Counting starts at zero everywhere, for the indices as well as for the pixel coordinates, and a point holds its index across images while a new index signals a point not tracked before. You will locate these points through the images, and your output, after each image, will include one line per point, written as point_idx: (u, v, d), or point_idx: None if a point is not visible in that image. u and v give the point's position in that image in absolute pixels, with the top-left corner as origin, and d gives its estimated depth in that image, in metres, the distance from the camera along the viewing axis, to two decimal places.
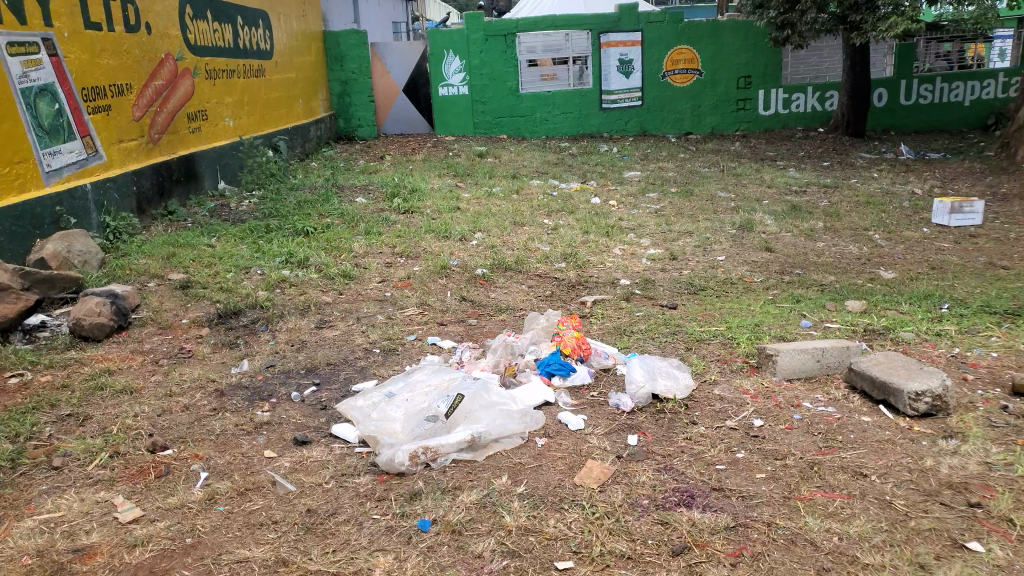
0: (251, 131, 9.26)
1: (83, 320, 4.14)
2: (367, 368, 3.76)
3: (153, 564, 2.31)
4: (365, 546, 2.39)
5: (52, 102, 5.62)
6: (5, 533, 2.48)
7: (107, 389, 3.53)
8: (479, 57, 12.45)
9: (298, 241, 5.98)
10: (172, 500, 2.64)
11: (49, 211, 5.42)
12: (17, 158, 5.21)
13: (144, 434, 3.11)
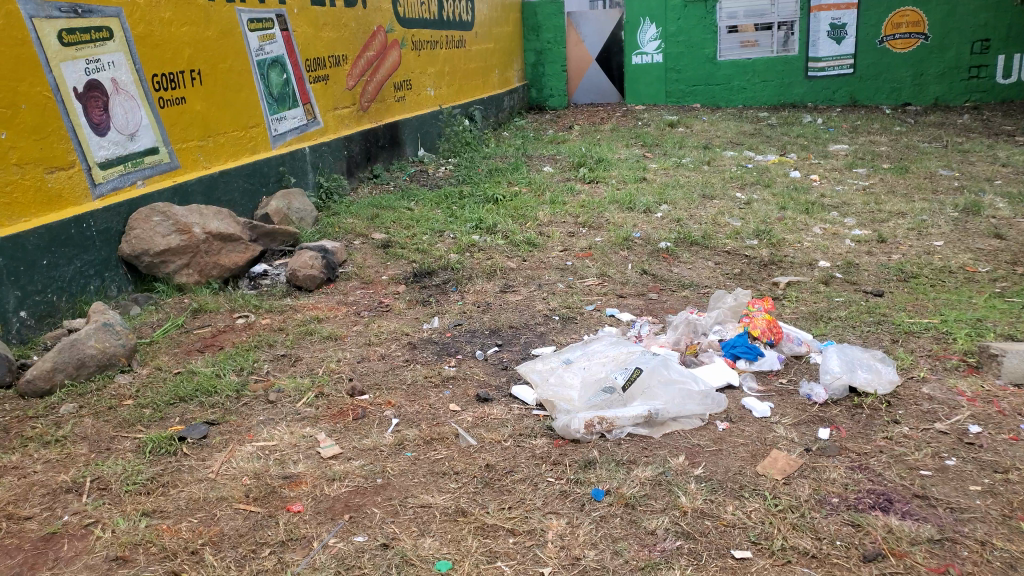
0: (450, 100, 9.64)
1: (298, 272, 4.55)
2: (546, 335, 3.82)
3: (349, 498, 2.52)
4: (539, 507, 2.45)
5: (281, 72, 6.16)
6: (231, 454, 2.81)
7: (316, 335, 3.87)
8: (677, 24, 12.11)
9: (489, 207, 6.15)
10: (366, 441, 2.85)
11: (275, 171, 5.98)
12: (251, 122, 5.79)
13: (345, 377, 3.38)
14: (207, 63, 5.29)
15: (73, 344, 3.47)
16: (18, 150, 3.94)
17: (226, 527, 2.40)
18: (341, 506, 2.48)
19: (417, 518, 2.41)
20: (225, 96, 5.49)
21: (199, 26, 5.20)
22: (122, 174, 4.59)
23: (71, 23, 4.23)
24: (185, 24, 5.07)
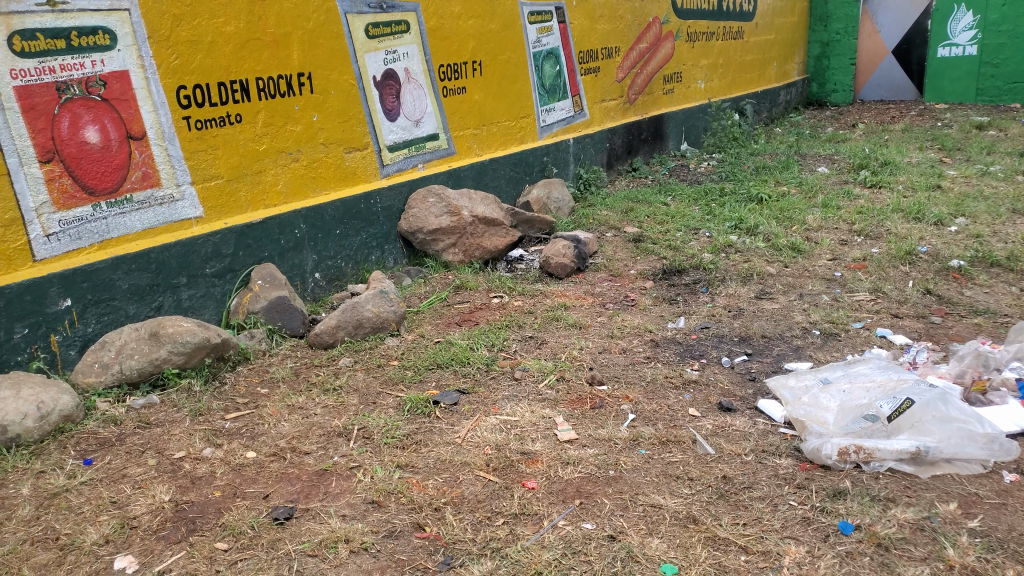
0: (721, 94, 9.33)
1: (552, 259, 4.70)
2: (802, 349, 3.57)
3: (580, 485, 2.56)
4: (777, 530, 2.30)
5: (555, 64, 6.38)
6: (475, 423, 2.99)
7: (562, 321, 3.97)
8: (1000, 11, 10.56)
9: (751, 207, 5.87)
10: (602, 432, 2.87)
11: (540, 160, 6.23)
12: (523, 112, 6.07)
13: (586, 366, 3.43)
14: (488, 55, 5.63)
15: (354, 306, 3.91)
16: (325, 131, 4.51)
17: (466, 491, 2.56)
18: (573, 491, 2.53)
19: (647, 517, 2.38)
20: (502, 87, 5.81)
21: (484, 19, 5.55)
22: (406, 156, 5.06)
23: (377, 17, 4.74)
24: (473, 18, 5.44)
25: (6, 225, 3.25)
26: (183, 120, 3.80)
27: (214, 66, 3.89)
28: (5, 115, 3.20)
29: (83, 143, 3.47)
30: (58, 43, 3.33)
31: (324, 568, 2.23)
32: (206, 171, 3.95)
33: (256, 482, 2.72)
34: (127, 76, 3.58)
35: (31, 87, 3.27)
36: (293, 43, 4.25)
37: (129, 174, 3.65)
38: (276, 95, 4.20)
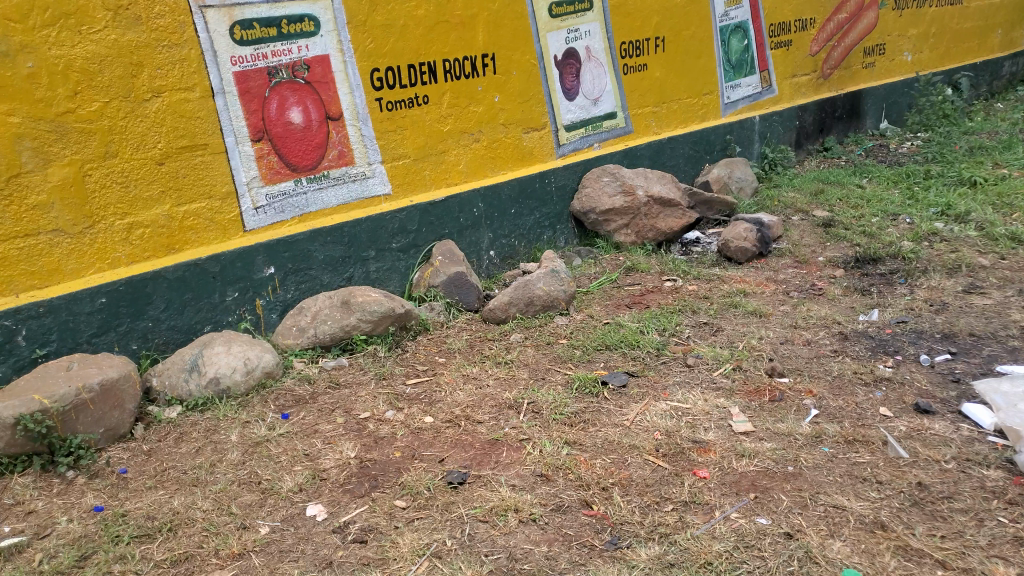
0: (932, 66, 8.48)
1: (730, 243, 4.51)
2: (1019, 352, 3.19)
3: (755, 478, 2.45)
4: (982, 547, 2.08)
5: (742, 39, 6.08)
6: (645, 407, 2.95)
7: (740, 308, 3.81)
8: None
9: (961, 192, 5.30)
10: (781, 426, 2.73)
11: (722, 139, 5.99)
12: (705, 90, 5.85)
13: (765, 356, 3.27)
14: (671, 30, 5.47)
15: (526, 284, 3.96)
16: (506, 111, 4.60)
17: (635, 473, 2.53)
18: (747, 484, 2.43)
19: (828, 518, 2.24)
20: (684, 63, 5.63)
21: None
22: (583, 136, 5.06)
23: None
24: None
25: (223, 198, 3.61)
26: (375, 101, 4.03)
27: (405, 49, 4.08)
28: (225, 98, 3.54)
29: (289, 124, 3.76)
30: (270, 32, 3.63)
31: (495, 535, 2.30)
32: (395, 150, 4.16)
33: (432, 447, 2.86)
34: (327, 61, 3.84)
35: (247, 72, 3.59)
36: (479, 25, 4.36)
37: (327, 152, 3.92)
38: (461, 76, 4.33)
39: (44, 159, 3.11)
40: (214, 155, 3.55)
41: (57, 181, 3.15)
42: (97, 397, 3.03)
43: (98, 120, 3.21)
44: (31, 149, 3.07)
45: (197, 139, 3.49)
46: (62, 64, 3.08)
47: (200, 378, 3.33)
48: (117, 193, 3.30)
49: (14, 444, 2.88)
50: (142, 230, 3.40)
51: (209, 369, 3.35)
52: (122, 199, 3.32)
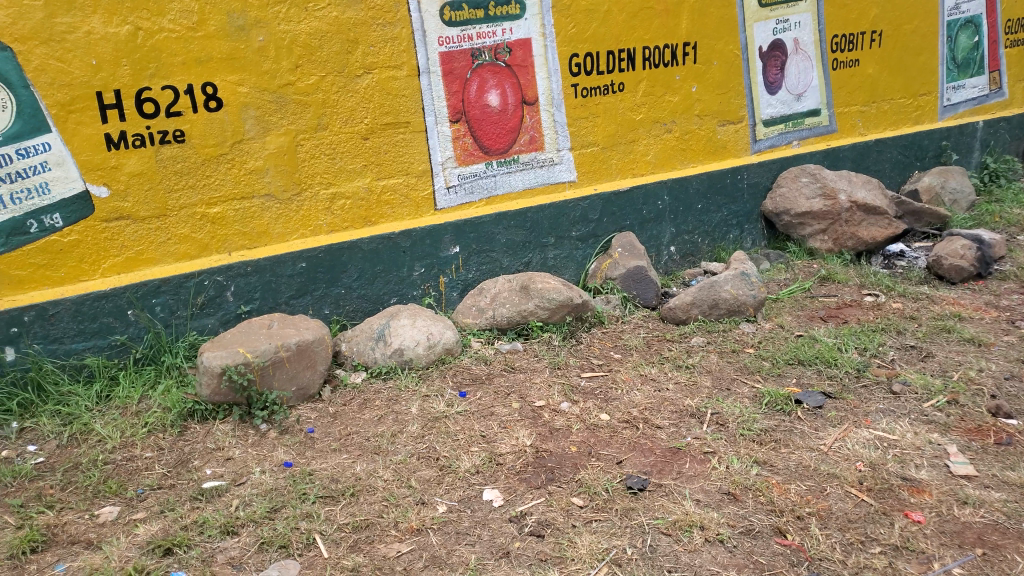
0: None
1: (943, 260, 4.10)
2: None
3: (982, 531, 2.26)
4: None
5: (973, 35, 5.51)
6: (844, 434, 2.81)
7: (955, 334, 3.46)
8: None
9: None
10: (1012, 474, 2.49)
11: (936, 144, 5.47)
12: (922, 90, 5.35)
13: (986, 393, 2.97)
14: (892, 24, 5.05)
15: (712, 285, 3.83)
16: (702, 103, 4.53)
17: (834, 505, 2.43)
18: (972, 536, 2.25)
19: None
20: (902, 60, 5.18)
21: None
22: (781, 132, 4.84)
23: None
24: None
25: (418, 176, 3.95)
26: (571, 87, 4.16)
27: (606, 35, 4.17)
28: (429, 78, 3.86)
29: (486, 107, 4.00)
30: (477, 14, 3.88)
31: (679, 550, 2.30)
32: (584, 138, 4.26)
33: (610, 446, 2.91)
34: (529, 44, 4.02)
35: (452, 53, 3.88)
36: (683, 12, 4.33)
37: (519, 137, 4.11)
38: (659, 65, 4.34)
39: (265, 128, 3.59)
40: (413, 133, 3.88)
41: (274, 149, 3.62)
42: (292, 355, 3.30)
43: (313, 94, 3.64)
44: (254, 118, 3.56)
45: (400, 117, 3.84)
46: (288, 39, 3.53)
47: (386, 347, 3.59)
48: (324, 163, 3.73)
49: (219, 392, 3.22)
50: (344, 202, 3.82)
51: (394, 341, 3.60)
52: (328, 170, 3.75)
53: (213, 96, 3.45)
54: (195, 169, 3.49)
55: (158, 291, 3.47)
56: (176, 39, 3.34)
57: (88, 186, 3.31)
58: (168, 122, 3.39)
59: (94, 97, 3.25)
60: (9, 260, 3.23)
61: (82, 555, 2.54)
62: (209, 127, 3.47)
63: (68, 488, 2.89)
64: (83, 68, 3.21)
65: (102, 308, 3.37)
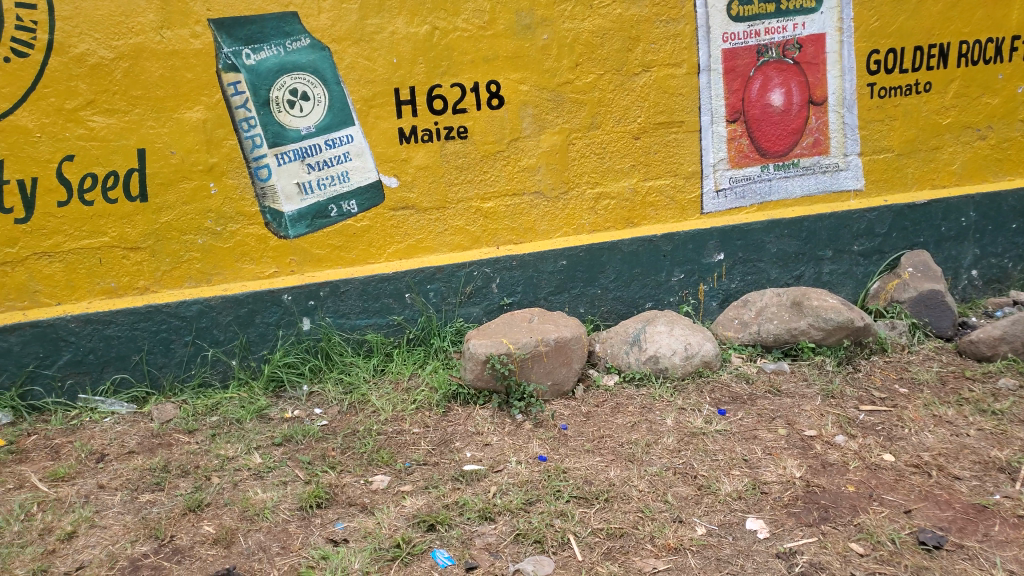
0: None
1: None
2: None
3: None
4: None
5: None
6: None
7: None
8: None
9: None
10: None
11: None
12: None
13: None
14: None
15: None
16: None
17: None
18: None
19: None
20: None
21: None
22: None
23: None
24: None
25: (687, 177, 4.11)
26: (868, 86, 4.15)
27: (913, 30, 4.13)
28: (710, 76, 4.00)
29: (767, 106, 4.08)
30: (768, 9, 3.98)
31: None
32: (878, 142, 4.24)
33: (895, 492, 2.84)
34: (822, 39, 4.07)
35: (736, 50, 4.00)
36: (1014, 4, 4.25)
37: (801, 139, 4.16)
38: (975, 62, 4.25)
39: (540, 126, 3.92)
40: (686, 133, 4.05)
41: (547, 147, 3.94)
42: (550, 351, 3.63)
43: (590, 93, 3.92)
44: (531, 117, 3.90)
45: (675, 116, 4.02)
46: (571, 36, 3.82)
47: (640, 353, 3.77)
48: (593, 163, 4.01)
49: (481, 377, 3.60)
50: (607, 202, 4.07)
51: (649, 347, 3.77)
52: (596, 169, 4.02)
53: (496, 94, 3.84)
54: (474, 165, 3.91)
55: (433, 278, 3.96)
56: (467, 39, 3.75)
57: (380, 176, 3.86)
58: (452, 119, 3.84)
59: (392, 94, 3.78)
60: (311, 239, 3.87)
61: (357, 517, 3.01)
62: (490, 125, 3.88)
63: (347, 452, 3.42)
64: (385, 66, 3.74)
65: (384, 289, 3.93)
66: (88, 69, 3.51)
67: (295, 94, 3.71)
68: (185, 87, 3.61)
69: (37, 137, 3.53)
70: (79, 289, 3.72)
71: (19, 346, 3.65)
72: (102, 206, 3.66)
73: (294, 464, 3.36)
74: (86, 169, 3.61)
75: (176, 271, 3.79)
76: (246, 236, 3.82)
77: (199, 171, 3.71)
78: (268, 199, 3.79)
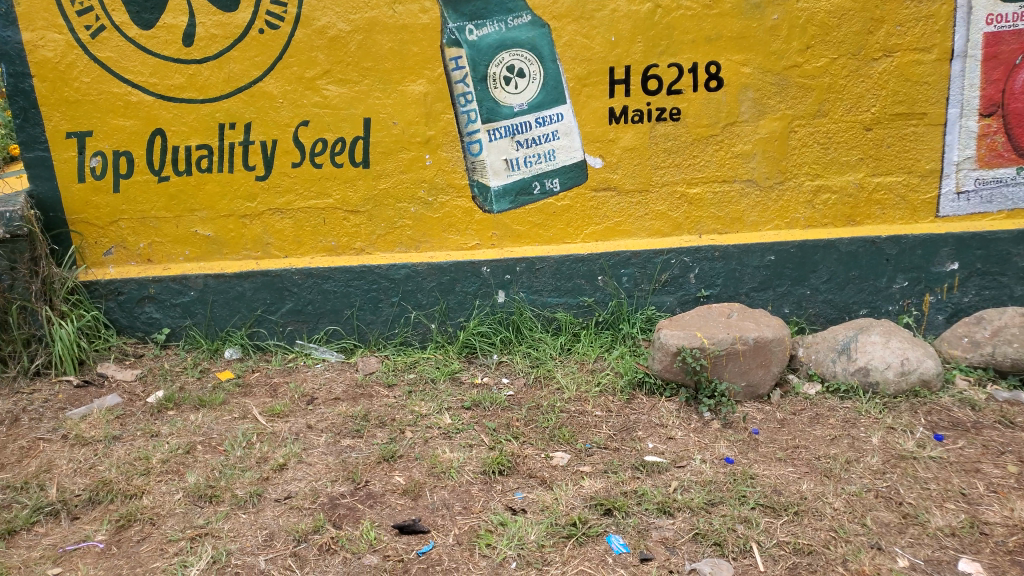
0: None
1: None
2: None
3: None
4: None
5: None
6: None
7: None
8: None
9: None
10: None
11: None
12: None
13: None
14: None
15: None
16: None
17: None
18: None
19: None
20: None
21: None
22: None
23: None
24: None
25: (923, 175, 3.84)
26: None
27: None
28: (965, 63, 3.69)
29: None
30: None
31: None
32: None
33: None
34: None
35: (1002, 33, 3.66)
36: None
37: None
38: None
39: (760, 111, 3.78)
40: (928, 126, 3.77)
41: (765, 134, 3.81)
42: (748, 350, 3.47)
43: (820, 77, 3.72)
44: (751, 100, 3.77)
45: (916, 107, 3.75)
46: (805, 17, 3.63)
47: (849, 363, 3.55)
48: (815, 153, 3.82)
49: (670, 369, 3.54)
50: (827, 196, 3.87)
51: (860, 357, 3.54)
52: (819, 160, 3.83)
53: (715, 75, 3.74)
54: (684, 148, 3.85)
55: (628, 263, 3.98)
56: (691, 17, 3.66)
57: (586, 156, 3.90)
58: (666, 101, 3.79)
59: (607, 73, 3.78)
60: (514, 215, 4.00)
61: (536, 490, 3.07)
62: (706, 107, 3.79)
63: (530, 425, 3.48)
64: (603, 44, 3.73)
65: (578, 270, 4.00)
66: (327, 41, 3.77)
67: (512, 70, 3.81)
68: (411, 60, 3.79)
69: (280, 103, 3.88)
70: (304, 246, 4.09)
71: (252, 292, 4.09)
72: (329, 170, 3.96)
73: (480, 428, 3.48)
74: (319, 135, 3.92)
75: (389, 235, 4.05)
76: (454, 208, 4.00)
77: (417, 143, 3.91)
78: (477, 173, 3.94)
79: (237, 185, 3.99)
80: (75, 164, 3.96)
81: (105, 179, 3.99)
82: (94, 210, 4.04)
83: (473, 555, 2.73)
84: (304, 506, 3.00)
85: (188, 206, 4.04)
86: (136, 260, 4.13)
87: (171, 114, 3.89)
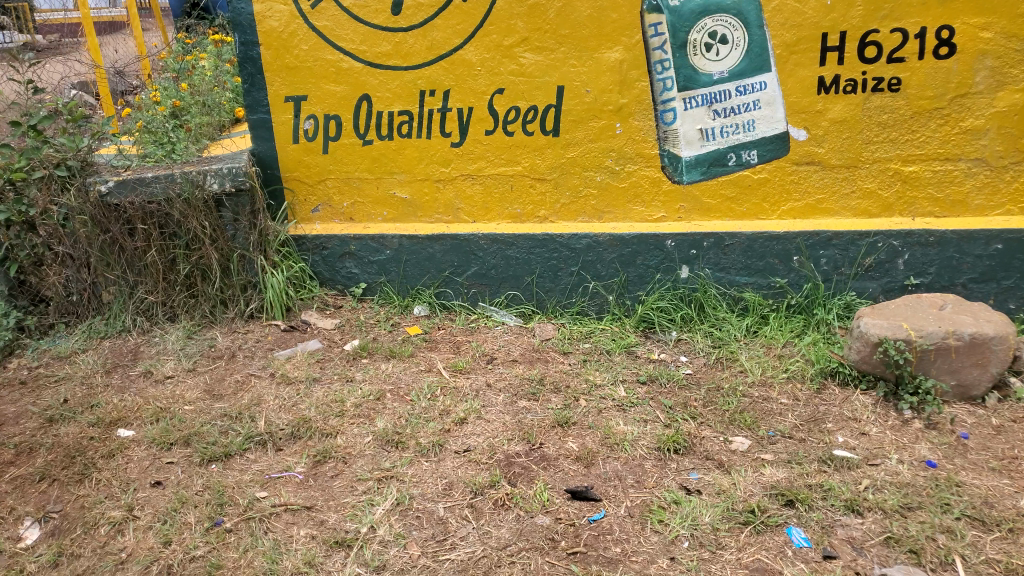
0: None
1: None
2: None
3: None
4: None
5: None
6: None
7: None
8: None
9: None
10: None
11: None
12: None
13: None
14: None
15: None
16: None
17: None
18: None
19: None
20: None
21: None
22: None
23: None
24: None
25: None
26: None
27: None
28: None
29: None
30: None
31: None
32: None
33: None
34: None
35: None
36: None
37: None
38: None
39: (998, 82, 3.44)
40: None
41: (1003, 107, 3.47)
42: (963, 347, 3.16)
43: None
44: (988, 69, 3.43)
45: None
46: None
47: None
48: None
49: (868, 361, 3.29)
50: None
51: None
52: None
53: (947, 41, 3.42)
54: (902, 122, 3.58)
55: (828, 244, 3.77)
56: None
57: (789, 128, 3.71)
58: (883, 70, 3.52)
59: (819, 39, 3.55)
60: (704, 188, 3.88)
61: (713, 472, 2.98)
62: (932, 77, 3.48)
63: (709, 406, 3.38)
64: (817, 9, 3.51)
65: (771, 249, 3.83)
66: (526, 9, 3.80)
67: (714, 37, 3.68)
68: (609, 27, 3.74)
69: (478, 71, 3.97)
70: (491, 212, 4.20)
71: (441, 254, 4.26)
72: (520, 137, 4.02)
73: (656, 405, 3.43)
74: (512, 102, 3.98)
75: (573, 204, 4.07)
76: (642, 178, 3.94)
77: (608, 111, 3.88)
78: (668, 142, 3.85)
79: (433, 150, 4.16)
80: (291, 126, 4.28)
81: (316, 141, 4.28)
82: (305, 169, 4.36)
83: (645, 530, 2.71)
84: (482, 461, 3.11)
85: (388, 168, 4.26)
86: (339, 218, 4.43)
87: (377, 80, 4.10)
